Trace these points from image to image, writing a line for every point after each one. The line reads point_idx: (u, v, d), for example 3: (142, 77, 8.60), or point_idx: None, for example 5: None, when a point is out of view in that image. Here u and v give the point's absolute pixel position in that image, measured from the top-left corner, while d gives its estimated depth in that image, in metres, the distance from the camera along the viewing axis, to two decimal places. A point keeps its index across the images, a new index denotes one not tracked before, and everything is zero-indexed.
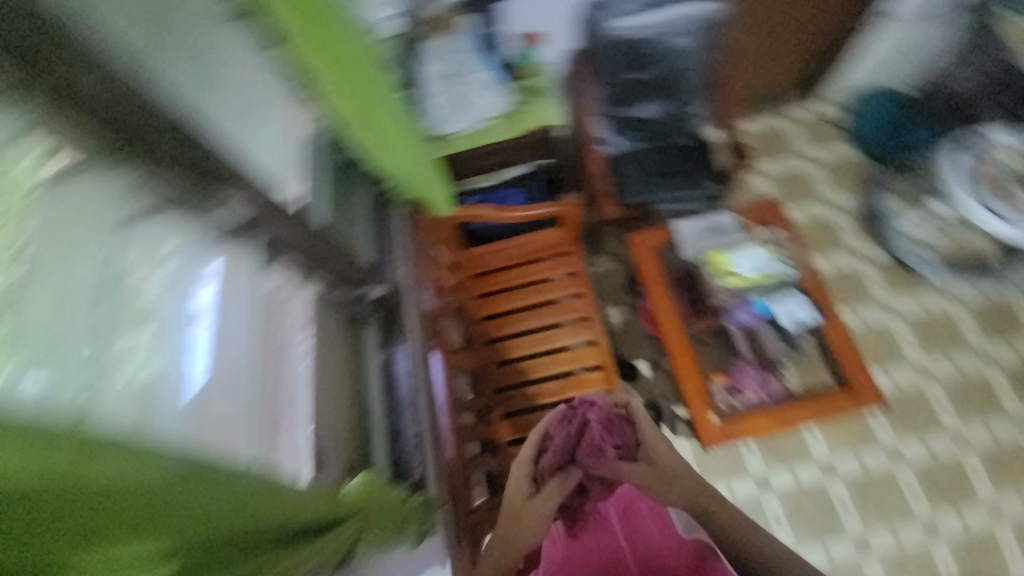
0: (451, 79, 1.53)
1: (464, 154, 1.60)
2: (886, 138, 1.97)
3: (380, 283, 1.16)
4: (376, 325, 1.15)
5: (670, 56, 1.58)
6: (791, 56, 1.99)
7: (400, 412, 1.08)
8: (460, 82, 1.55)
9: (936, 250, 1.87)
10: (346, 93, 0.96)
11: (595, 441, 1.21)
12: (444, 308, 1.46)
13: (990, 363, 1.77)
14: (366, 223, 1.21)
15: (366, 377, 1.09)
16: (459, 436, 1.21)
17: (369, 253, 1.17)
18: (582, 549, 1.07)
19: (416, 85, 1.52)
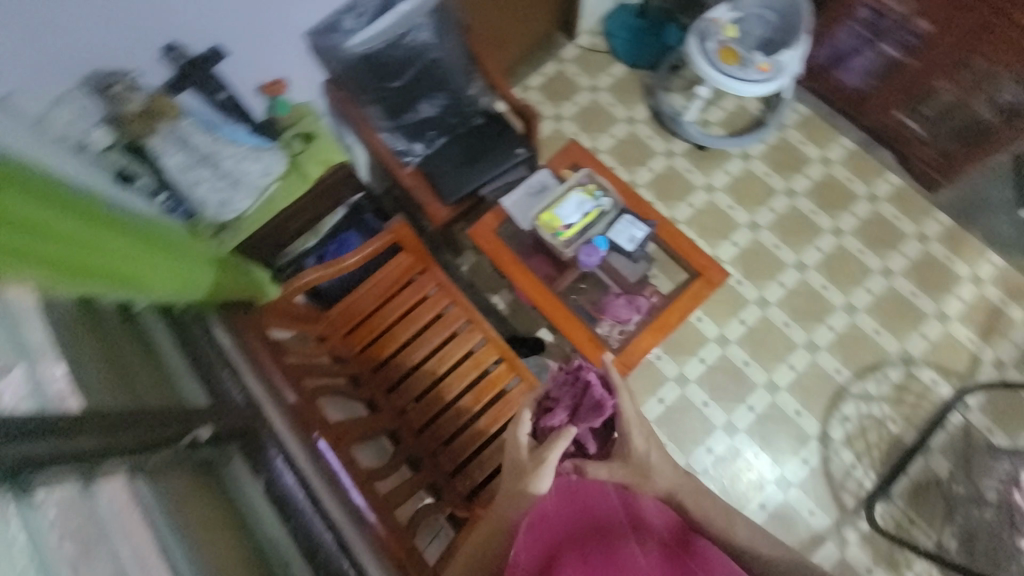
0: (203, 162, 1.34)
1: (267, 230, 1.50)
2: (639, 46, 2.25)
3: (209, 418, 1.00)
4: (238, 453, 1.06)
5: (418, 54, 1.61)
6: (537, 7, 2.11)
7: (308, 522, 1.02)
8: (214, 161, 1.36)
9: (716, 121, 2.18)
10: (60, 266, 0.80)
11: (592, 409, 1.22)
12: (315, 387, 1.36)
13: (796, 195, 2.07)
14: (181, 357, 1.13)
15: (255, 508, 1.03)
16: (381, 508, 1.15)
17: (196, 390, 1.08)
18: (582, 506, 0.96)
19: (169, 186, 1.33)
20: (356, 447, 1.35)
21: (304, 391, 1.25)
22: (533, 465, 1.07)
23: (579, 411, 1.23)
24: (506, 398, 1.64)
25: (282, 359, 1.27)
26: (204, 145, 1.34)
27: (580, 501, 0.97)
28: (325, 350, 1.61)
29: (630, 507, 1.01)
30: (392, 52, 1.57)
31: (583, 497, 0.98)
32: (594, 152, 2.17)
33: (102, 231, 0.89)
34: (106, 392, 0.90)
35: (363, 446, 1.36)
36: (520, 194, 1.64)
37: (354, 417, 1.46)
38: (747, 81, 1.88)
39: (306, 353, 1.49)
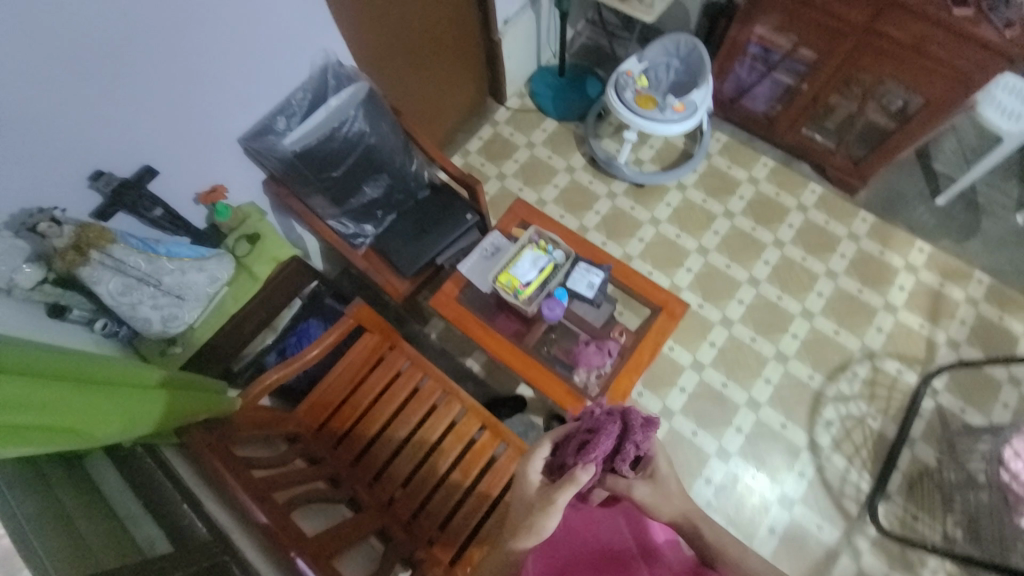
0: (140, 284, 1.27)
1: (220, 337, 1.46)
2: (565, 104, 2.42)
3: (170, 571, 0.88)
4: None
5: (354, 143, 1.60)
6: (465, 79, 2.24)
7: None
8: (153, 282, 1.29)
9: (648, 160, 2.32)
10: None
11: (639, 439, 1.02)
12: (287, 499, 1.25)
13: (734, 216, 2.20)
14: (133, 498, 1.03)
15: None
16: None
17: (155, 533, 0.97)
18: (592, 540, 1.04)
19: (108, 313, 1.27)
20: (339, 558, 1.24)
21: (278, 506, 1.15)
22: (541, 504, 0.92)
23: (621, 442, 1.02)
24: (496, 466, 1.57)
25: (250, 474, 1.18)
26: (144, 266, 1.28)
27: (589, 533, 1.05)
28: (297, 452, 1.51)
29: (644, 535, 1.02)
30: (324, 142, 1.55)
31: (595, 529, 1.06)
32: (541, 204, 2.25)
33: (23, 386, 0.85)
34: (56, 552, 0.80)
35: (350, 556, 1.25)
36: (475, 258, 1.66)
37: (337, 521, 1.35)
38: (666, 121, 2.04)
39: (276, 460, 1.38)
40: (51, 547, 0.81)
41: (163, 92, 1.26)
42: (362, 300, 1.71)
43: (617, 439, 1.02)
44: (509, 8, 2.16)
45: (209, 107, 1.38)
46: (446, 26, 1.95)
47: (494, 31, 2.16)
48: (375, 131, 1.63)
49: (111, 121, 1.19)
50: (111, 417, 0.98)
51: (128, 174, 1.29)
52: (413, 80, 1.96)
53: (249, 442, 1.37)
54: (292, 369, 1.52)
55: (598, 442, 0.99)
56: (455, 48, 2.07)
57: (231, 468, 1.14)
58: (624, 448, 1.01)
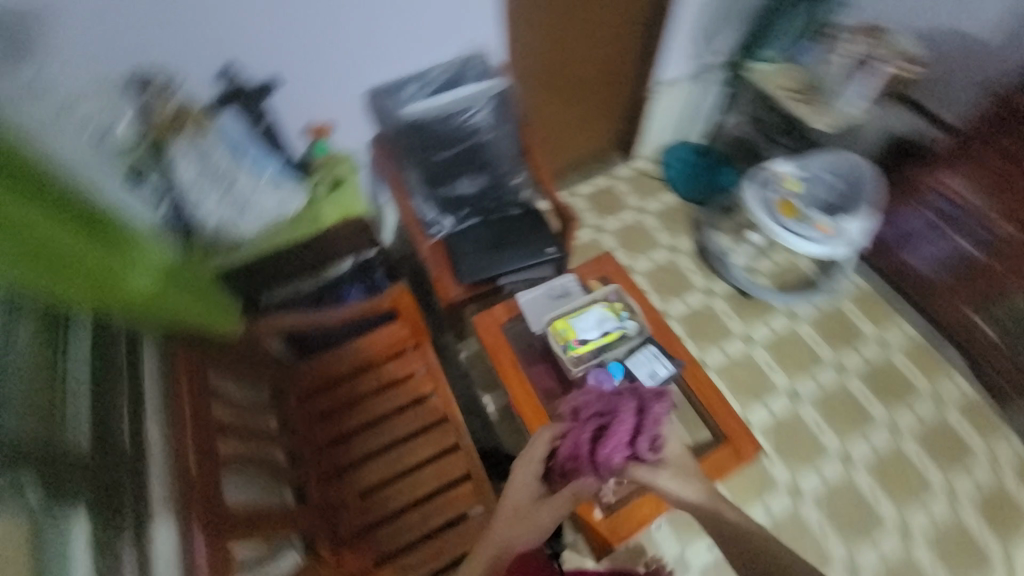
0: (217, 179, 1.26)
1: (263, 263, 1.41)
2: (694, 183, 2.24)
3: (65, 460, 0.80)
4: (82, 504, 0.82)
5: (466, 137, 1.57)
6: (598, 121, 2.16)
7: None
8: (230, 182, 1.27)
9: (765, 273, 2.03)
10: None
11: (657, 414, 1.09)
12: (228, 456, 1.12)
13: (845, 373, 1.83)
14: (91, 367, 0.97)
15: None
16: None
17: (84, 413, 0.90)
18: None
19: (179, 196, 1.23)
20: (245, 548, 1.06)
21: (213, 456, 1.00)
22: (526, 518, 1.03)
23: (637, 425, 1.08)
24: (458, 529, 1.30)
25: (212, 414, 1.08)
26: (223, 165, 1.27)
27: None
28: (272, 410, 1.38)
29: None
30: (441, 123, 1.53)
31: None
32: (628, 271, 2.05)
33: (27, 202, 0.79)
34: None
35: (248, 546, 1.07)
36: (538, 293, 1.46)
37: (266, 504, 1.18)
38: (805, 238, 1.76)
39: (244, 408, 1.26)
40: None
41: (315, 20, 1.28)
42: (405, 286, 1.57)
43: (635, 428, 1.07)
44: (675, 69, 2.07)
45: (351, 49, 1.39)
46: (601, 62, 1.89)
47: (646, 87, 2.08)
48: (493, 129, 1.59)
49: (257, 24, 1.23)
50: (82, 280, 0.88)
51: (252, 81, 1.32)
52: (550, 103, 1.92)
53: (227, 381, 1.25)
54: (307, 323, 1.41)
55: (614, 432, 1.06)
56: (601, 88, 2.01)
57: (196, 396, 1.04)
58: (643, 429, 1.07)
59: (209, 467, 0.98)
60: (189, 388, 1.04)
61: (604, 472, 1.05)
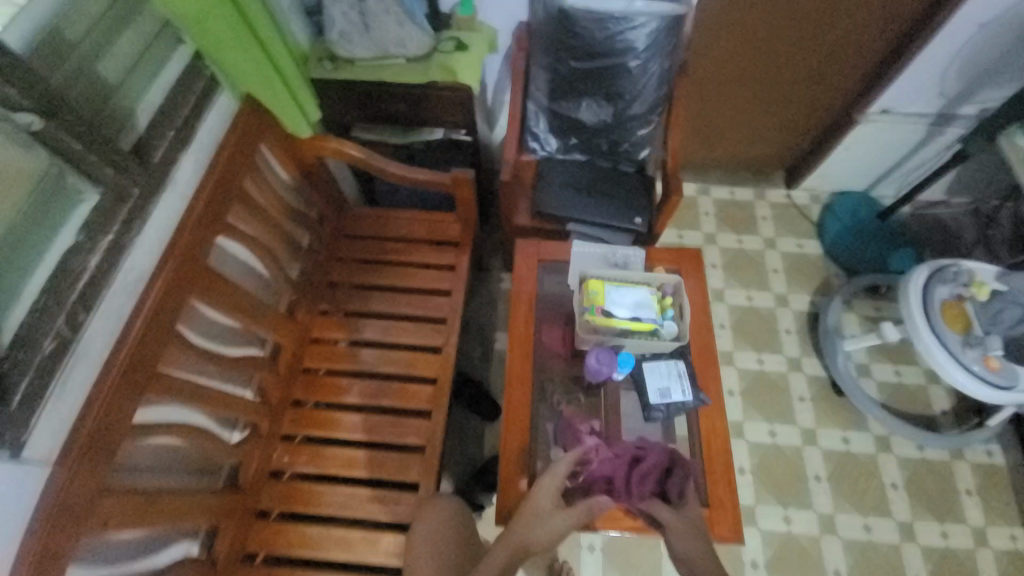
0: None
1: (359, 84, 1.37)
2: (850, 244, 1.80)
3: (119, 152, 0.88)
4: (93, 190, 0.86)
5: (612, 54, 1.29)
6: (778, 122, 1.79)
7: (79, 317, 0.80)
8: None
9: (880, 385, 1.59)
10: None
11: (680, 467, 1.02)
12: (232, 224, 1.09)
13: (909, 540, 1.41)
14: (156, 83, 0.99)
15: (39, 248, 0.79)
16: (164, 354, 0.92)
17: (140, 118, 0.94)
18: None
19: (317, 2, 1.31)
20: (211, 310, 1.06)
21: (219, 207, 1.03)
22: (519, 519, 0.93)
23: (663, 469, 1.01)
24: (399, 424, 1.25)
25: (237, 195, 1.09)
26: None
27: None
28: (311, 228, 1.40)
29: None
30: (592, 25, 1.25)
31: None
32: (714, 297, 1.74)
33: None
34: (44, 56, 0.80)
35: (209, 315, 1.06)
36: (594, 250, 1.29)
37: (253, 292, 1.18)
38: (959, 363, 1.28)
39: (282, 203, 1.26)
40: (65, 32, 0.83)
41: None
42: (468, 173, 1.37)
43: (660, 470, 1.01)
44: (910, 96, 1.60)
45: None
46: (813, 46, 1.53)
47: (861, 108, 1.64)
48: (643, 59, 1.30)
49: None
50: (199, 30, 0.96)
51: None
52: (729, 75, 1.64)
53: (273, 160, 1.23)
54: (377, 166, 1.33)
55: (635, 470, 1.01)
56: (797, 83, 1.65)
57: (234, 170, 1.07)
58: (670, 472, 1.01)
59: (206, 231, 0.99)
60: (227, 163, 1.05)
61: (614, 479, 1.01)
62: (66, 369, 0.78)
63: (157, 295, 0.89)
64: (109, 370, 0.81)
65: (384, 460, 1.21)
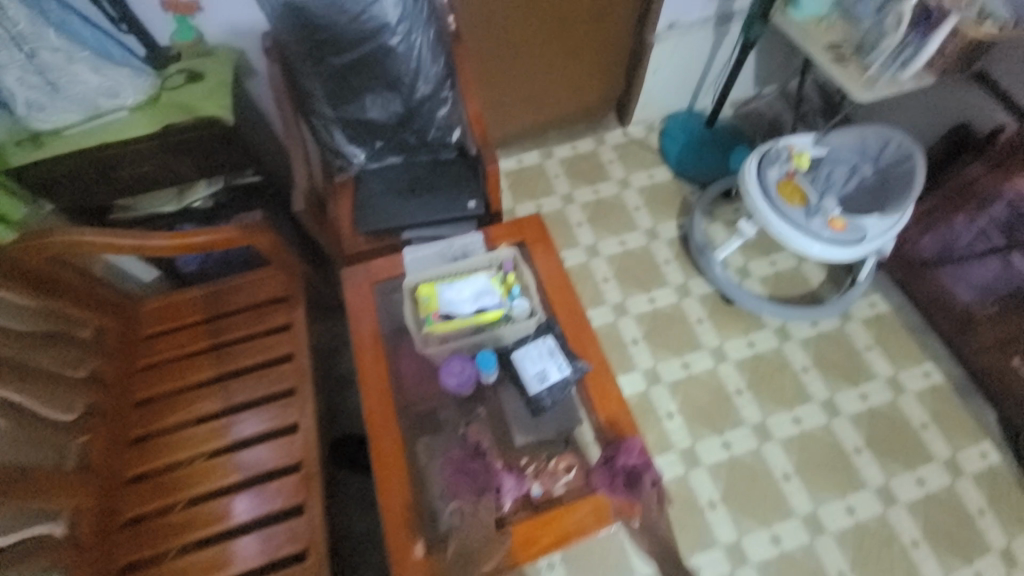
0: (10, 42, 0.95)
1: (80, 163, 1.10)
2: (694, 159, 1.81)
3: None
4: None
5: (367, 38, 1.17)
6: (588, 67, 1.76)
7: None
8: (27, 49, 0.97)
9: (763, 280, 1.61)
10: None
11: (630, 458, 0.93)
12: None
13: (836, 416, 1.41)
14: None
15: None
16: None
17: None
18: None
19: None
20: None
21: None
22: None
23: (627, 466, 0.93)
24: (268, 536, 1.02)
25: None
26: (20, 24, 0.95)
27: None
28: (87, 349, 1.10)
29: None
30: (329, 12, 1.12)
31: None
32: (589, 253, 1.67)
33: None
34: None
35: None
36: (429, 252, 1.15)
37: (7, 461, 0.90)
38: (812, 237, 1.31)
39: (17, 337, 0.97)
40: None
41: None
42: (259, 217, 1.15)
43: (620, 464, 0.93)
44: (686, 8, 1.64)
45: None
46: None
47: (648, 28, 1.66)
48: (403, 34, 1.19)
49: None
50: None
51: None
52: (516, 32, 1.57)
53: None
54: (142, 250, 1.07)
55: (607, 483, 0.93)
56: (584, 23, 1.62)
57: None
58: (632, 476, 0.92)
59: None
60: None
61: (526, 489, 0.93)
62: None
63: None
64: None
65: None
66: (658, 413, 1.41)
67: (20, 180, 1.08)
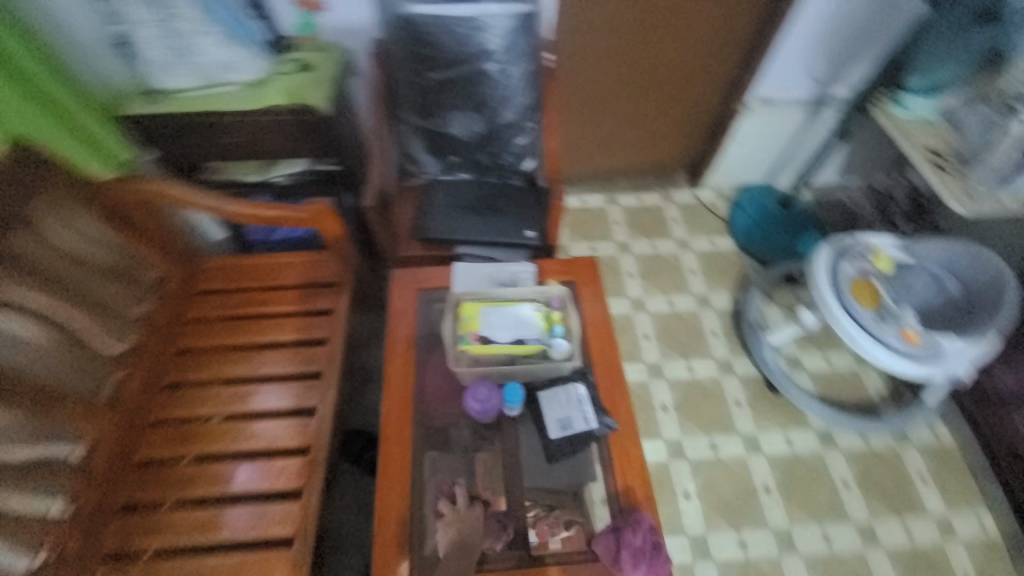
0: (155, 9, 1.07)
1: (186, 124, 1.19)
2: (762, 235, 1.74)
3: None
4: None
5: (465, 60, 1.23)
6: (670, 123, 1.77)
7: None
8: (167, 16, 1.08)
9: (815, 376, 1.51)
10: None
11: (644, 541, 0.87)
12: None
13: (872, 544, 1.28)
14: None
15: None
16: None
17: None
18: None
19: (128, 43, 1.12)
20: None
21: None
22: None
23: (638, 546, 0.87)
24: (263, 514, 1.01)
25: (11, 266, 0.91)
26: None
27: None
28: (148, 291, 1.17)
29: None
30: (437, 31, 1.19)
31: None
32: (635, 306, 1.63)
33: None
34: None
35: None
36: (479, 271, 1.15)
37: (46, 376, 0.95)
38: (880, 344, 1.22)
39: (90, 267, 1.04)
40: None
41: None
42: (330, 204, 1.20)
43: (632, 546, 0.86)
44: (780, 87, 1.63)
45: None
46: (678, 46, 1.54)
47: (738, 97, 1.66)
48: (500, 62, 1.24)
49: None
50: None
51: None
52: (607, 80, 1.60)
53: (84, 223, 1.04)
54: (222, 212, 1.14)
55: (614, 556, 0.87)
56: (675, 82, 1.64)
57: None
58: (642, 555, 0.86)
59: None
60: None
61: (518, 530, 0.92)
62: None
63: None
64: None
65: (241, 564, 0.97)
66: (676, 489, 1.33)
67: (131, 129, 1.18)
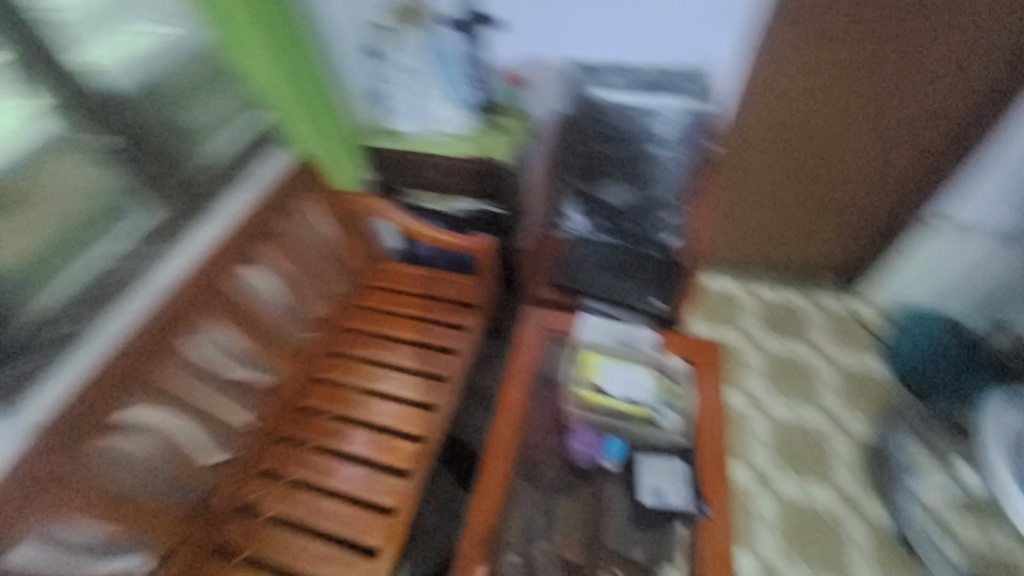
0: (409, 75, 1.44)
1: (403, 157, 1.49)
2: (926, 370, 1.53)
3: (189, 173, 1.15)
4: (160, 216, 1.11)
5: (634, 142, 1.40)
6: (833, 227, 1.68)
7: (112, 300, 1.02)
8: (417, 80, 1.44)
9: (965, 547, 1.31)
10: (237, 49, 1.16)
11: None
12: (259, 260, 1.24)
13: None
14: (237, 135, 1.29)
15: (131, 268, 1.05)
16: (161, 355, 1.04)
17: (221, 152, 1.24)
18: None
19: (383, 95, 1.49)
20: (220, 332, 1.15)
21: (244, 240, 1.20)
22: None
23: None
24: (377, 483, 1.19)
25: (271, 239, 1.27)
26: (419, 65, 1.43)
27: None
28: (342, 275, 1.48)
29: None
30: (619, 116, 1.38)
31: None
32: (752, 403, 1.54)
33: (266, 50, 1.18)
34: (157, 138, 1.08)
35: (219, 343, 1.16)
36: (606, 325, 1.23)
37: (269, 323, 1.27)
38: None
39: (314, 249, 1.38)
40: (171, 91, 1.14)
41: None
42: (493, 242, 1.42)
43: None
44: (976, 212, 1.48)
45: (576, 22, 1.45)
46: (859, 154, 1.50)
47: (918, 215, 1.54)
48: (667, 149, 1.39)
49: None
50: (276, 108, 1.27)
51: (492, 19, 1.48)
52: (772, 175, 1.60)
53: (320, 217, 1.39)
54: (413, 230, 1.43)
55: None
56: (846, 188, 1.58)
57: (269, 215, 1.26)
58: None
59: (227, 265, 1.16)
60: (259, 217, 1.23)
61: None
62: (81, 351, 0.97)
63: (165, 305, 1.05)
64: (108, 361, 0.95)
65: (353, 516, 1.16)
66: None
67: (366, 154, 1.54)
